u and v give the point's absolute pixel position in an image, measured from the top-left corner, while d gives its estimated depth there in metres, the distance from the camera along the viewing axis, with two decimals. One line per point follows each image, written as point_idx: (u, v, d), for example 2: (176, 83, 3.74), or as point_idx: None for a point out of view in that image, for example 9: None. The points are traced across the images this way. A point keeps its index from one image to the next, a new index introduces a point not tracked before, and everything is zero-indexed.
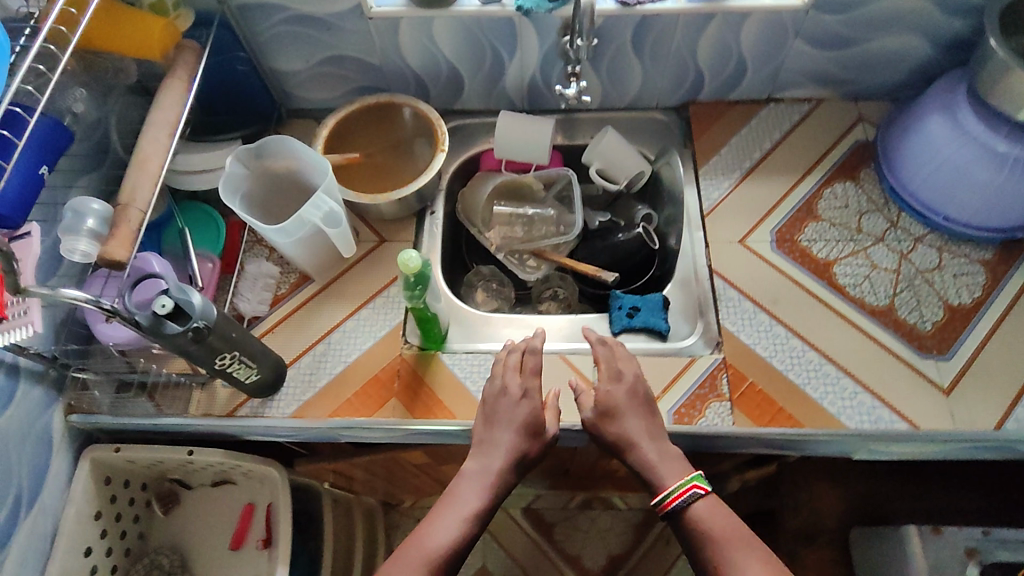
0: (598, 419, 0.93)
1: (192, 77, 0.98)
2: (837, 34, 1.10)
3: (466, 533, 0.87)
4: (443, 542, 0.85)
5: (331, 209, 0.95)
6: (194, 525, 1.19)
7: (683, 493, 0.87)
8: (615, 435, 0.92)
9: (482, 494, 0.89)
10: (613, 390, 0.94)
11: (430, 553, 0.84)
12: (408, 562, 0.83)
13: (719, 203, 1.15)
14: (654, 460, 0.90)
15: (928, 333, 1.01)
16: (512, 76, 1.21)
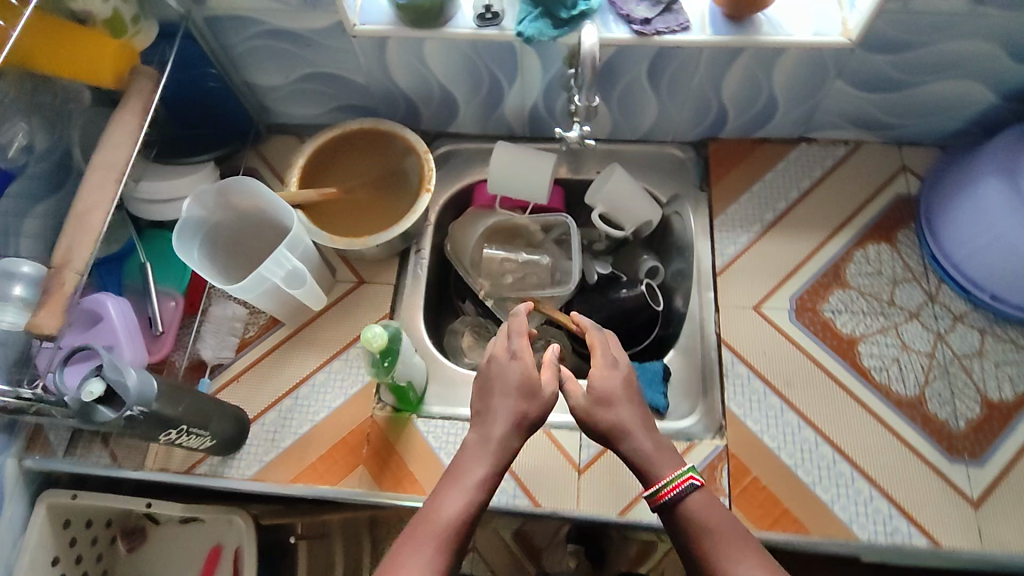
0: (592, 404, 0.80)
1: (148, 108, 0.85)
2: (888, 77, 0.95)
3: (476, 506, 0.70)
4: (452, 518, 0.67)
5: (293, 267, 0.85)
6: (160, 564, 1.11)
7: (677, 486, 0.73)
8: (607, 424, 0.79)
9: (489, 459, 0.73)
10: (610, 371, 0.84)
11: (440, 530, 0.66)
12: (419, 542, 0.65)
13: (735, 259, 1.03)
14: (650, 451, 0.77)
15: (960, 433, 0.90)
16: (512, 103, 1.08)
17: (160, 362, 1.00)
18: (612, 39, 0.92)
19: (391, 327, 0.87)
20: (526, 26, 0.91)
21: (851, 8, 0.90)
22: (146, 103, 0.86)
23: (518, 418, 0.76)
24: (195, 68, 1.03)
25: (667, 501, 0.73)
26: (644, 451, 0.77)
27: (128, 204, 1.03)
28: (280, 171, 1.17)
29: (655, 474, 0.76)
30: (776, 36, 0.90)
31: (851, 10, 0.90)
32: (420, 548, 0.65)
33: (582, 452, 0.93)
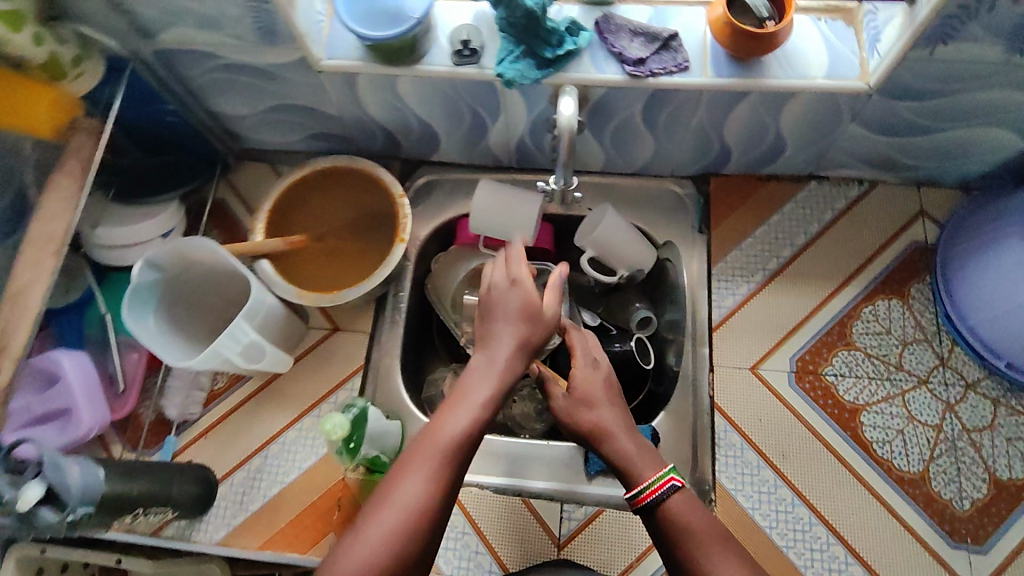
0: (573, 406, 0.77)
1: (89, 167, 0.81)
2: (910, 122, 0.86)
3: (480, 425, 0.67)
4: (456, 436, 0.65)
5: (251, 340, 0.79)
6: None
7: (660, 487, 0.70)
8: (589, 425, 0.76)
9: (494, 382, 0.69)
10: (591, 374, 0.78)
11: (443, 447, 0.64)
12: (426, 454, 0.64)
13: (733, 313, 0.96)
14: (634, 451, 0.74)
15: (964, 514, 0.84)
16: (497, 136, 0.99)
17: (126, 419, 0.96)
18: (602, 80, 0.83)
19: (357, 410, 0.85)
20: (506, 67, 0.83)
21: (871, 49, 0.79)
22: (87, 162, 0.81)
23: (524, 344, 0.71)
24: (152, 102, 0.95)
25: (649, 504, 0.70)
26: (628, 451, 0.74)
27: (87, 249, 0.96)
28: (251, 204, 1.10)
29: (639, 474, 0.72)
30: (786, 80, 0.80)
31: (871, 52, 0.80)
32: (423, 462, 0.64)
33: (563, 525, 0.90)
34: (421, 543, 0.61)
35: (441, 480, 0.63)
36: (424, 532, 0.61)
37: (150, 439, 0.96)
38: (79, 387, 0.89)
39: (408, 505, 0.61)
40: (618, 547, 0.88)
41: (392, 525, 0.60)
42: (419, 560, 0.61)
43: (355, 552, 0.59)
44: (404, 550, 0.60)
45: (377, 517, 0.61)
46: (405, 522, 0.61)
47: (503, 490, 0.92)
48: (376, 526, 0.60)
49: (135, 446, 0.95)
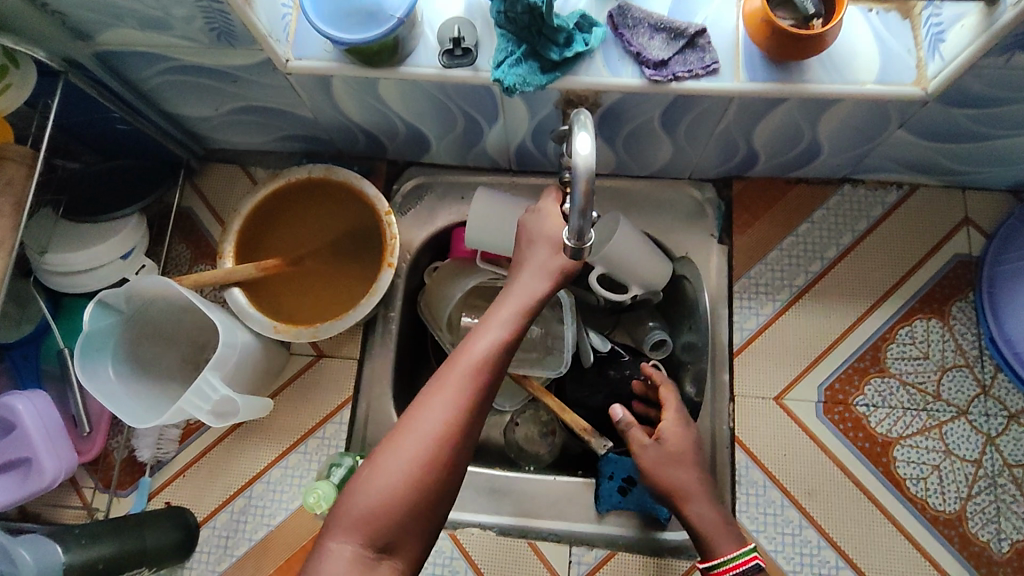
0: (662, 460, 0.74)
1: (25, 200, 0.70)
2: (966, 129, 0.76)
3: (504, 349, 0.63)
4: (476, 357, 0.61)
5: (223, 396, 0.73)
6: None
7: (743, 564, 0.68)
8: (672, 485, 0.73)
9: (513, 314, 0.65)
10: (682, 430, 0.75)
11: (461, 373, 0.60)
12: (446, 384, 0.60)
13: (756, 335, 0.88)
14: (717, 520, 0.71)
15: (1003, 557, 0.79)
16: (494, 139, 0.88)
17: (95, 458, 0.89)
18: (617, 85, 0.72)
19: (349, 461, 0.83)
20: (505, 71, 0.71)
21: (931, 51, 0.68)
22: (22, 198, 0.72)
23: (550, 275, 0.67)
24: (99, 107, 0.83)
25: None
26: (711, 518, 0.71)
27: (38, 275, 0.86)
28: (221, 212, 0.99)
29: (718, 545, 0.69)
30: (832, 86, 0.69)
31: (930, 53, 0.68)
32: (442, 391, 0.59)
33: (572, 569, 0.83)
34: (441, 476, 0.58)
35: (464, 412, 0.59)
36: (444, 465, 0.58)
37: (124, 478, 0.89)
38: (47, 415, 0.81)
39: (426, 437, 0.58)
40: None
41: (410, 458, 0.57)
42: (441, 496, 0.58)
43: (371, 486, 0.56)
44: (422, 483, 0.57)
45: (394, 448, 0.58)
46: (423, 454, 0.57)
47: (508, 531, 0.85)
48: (393, 458, 0.57)
49: (108, 486, 0.88)
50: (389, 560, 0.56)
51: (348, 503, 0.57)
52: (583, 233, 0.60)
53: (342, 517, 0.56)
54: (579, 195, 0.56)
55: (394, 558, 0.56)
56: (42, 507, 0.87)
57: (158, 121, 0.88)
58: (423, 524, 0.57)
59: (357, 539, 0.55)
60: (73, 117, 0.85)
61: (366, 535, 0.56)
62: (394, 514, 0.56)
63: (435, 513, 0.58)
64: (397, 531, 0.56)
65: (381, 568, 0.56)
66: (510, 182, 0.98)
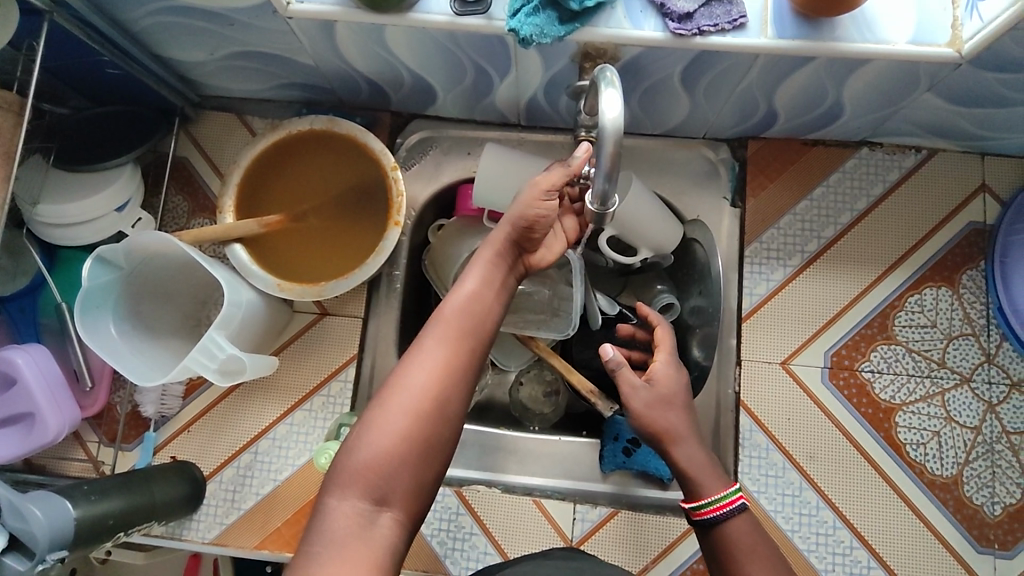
0: (651, 401, 0.69)
1: (14, 152, 0.68)
2: (994, 93, 0.73)
3: (485, 305, 0.63)
4: (455, 311, 0.62)
5: (230, 354, 0.72)
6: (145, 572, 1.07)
7: (728, 504, 0.64)
8: (660, 426, 0.68)
9: (492, 270, 0.65)
10: (672, 372, 0.71)
11: (441, 330, 0.60)
12: (430, 340, 0.60)
13: (765, 301, 0.87)
14: (705, 462, 0.67)
15: (994, 520, 0.81)
16: (505, 91, 0.85)
17: (100, 413, 0.88)
18: (639, 40, 0.68)
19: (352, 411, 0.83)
20: (521, 21, 0.67)
21: (969, 8, 0.65)
22: (11, 146, 0.69)
23: (520, 222, 0.65)
24: (84, 47, 0.78)
25: (716, 517, 0.63)
26: (698, 460, 0.67)
27: (32, 227, 0.84)
28: (219, 163, 0.95)
29: (705, 486, 0.65)
30: (864, 45, 0.66)
31: (967, 12, 0.65)
32: (426, 348, 0.59)
33: (575, 526, 0.83)
34: (435, 426, 0.57)
35: (452, 361, 0.59)
36: (437, 415, 0.57)
37: (129, 432, 0.89)
38: (48, 367, 0.80)
39: (415, 389, 0.57)
40: (638, 546, 0.82)
41: (401, 412, 0.56)
42: (436, 447, 0.57)
43: (364, 440, 0.56)
44: (417, 434, 0.56)
45: (385, 402, 0.57)
46: (414, 406, 0.57)
47: (512, 489, 0.87)
48: (385, 412, 0.56)
49: (113, 440, 0.88)
50: (388, 514, 0.54)
51: (344, 462, 0.55)
52: (607, 198, 0.59)
53: (338, 475, 0.55)
54: (606, 157, 0.55)
55: (393, 511, 0.55)
56: (47, 460, 0.87)
57: (150, 65, 0.83)
58: (420, 479, 0.56)
59: (355, 493, 0.54)
60: (58, 57, 0.80)
61: (363, 489, 0.54)
62: (389, 465, 0.55)
63: (431, 465, 0.57)
64: (394, 482, 0.55)
65: (381, 524, 0.54)
66: (518, 137, 0.95)
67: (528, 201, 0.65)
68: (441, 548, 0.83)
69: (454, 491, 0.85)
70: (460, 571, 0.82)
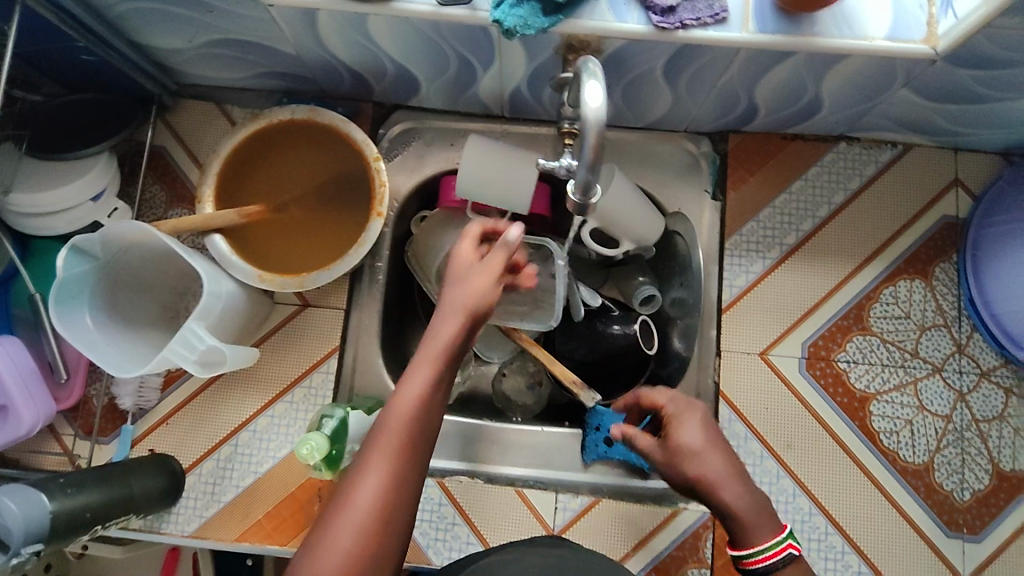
0: (671, 460, 0.62)
1: None
2: (967, 89, 0.75)
3: (433, 410, 0.55)
4: (405, 416, 0.53)
5: (210, 346, 0.70)
6: (121, 566, 1.07)
7: (777, 554, 0.57)
8: (697, 472, 0.60)
9: (436, 369, 0.55)
10: (692, 415, 0.63)
11: (394, 433, 0.52)
12: (379, 454, 0.52)
13: (744, 293, 0.89)
14: (751, 503, 0.59)
15: (963, 505, 0.83)
16: (489, 83, 0.85)
17: (76, 405, 0.87)
18: (621, 33, 0.68)
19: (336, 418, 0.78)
20: (505, 12, 0.67)
21: (944, 6, 0.66)
22: None
23: (470, 298, 0.58)
24: (57, 32, 0.76)
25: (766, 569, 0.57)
26: (744, 501, 0.59)
27: (4, 215, 0.82)
28: (197, 152, 0.94)
29: (754, 534, 0.58)
30: (841, 40, 0.67)
31: (942, 9, 0.67)
32: (375, 463, 0.51)
33: (558, 515, 0.84)
34: (391, 537, 0.51)
35: (404, 468, 0.52)
36: (392, 526, 0.51)
37: (106, 425, 0.87)
38: (21, 360, 0.79)
39: (366, 506, 0.50)
40: (618, 534, 0.84)
41: (355, 530, 0.49)
42: (391, 559, 0.51)
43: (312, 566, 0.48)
44: (371, 552, 0.49)
45: (335, 519, 0.50)
46: (368, 522, 0.50)
47: (495, 479, 0.87)
48: (336, 529, 0.49)
49: (90, 433, 0.87)
50: None
51: None
52: (589, 188, 0.59)
53: None
54: (588, 150, 0.56)
55: None
56: (21, 453, 0.86)
57: (127, 52, 0.82)
58: None
59: None
60: (30, 41, 0.78)
61: None
62: None
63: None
64: None
65: None
66: (502, 130, 0.95)
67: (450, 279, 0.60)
68: (423, 539, 0.83)
69: (436, 483, 0.85)
70: (443, 561, 0.83)
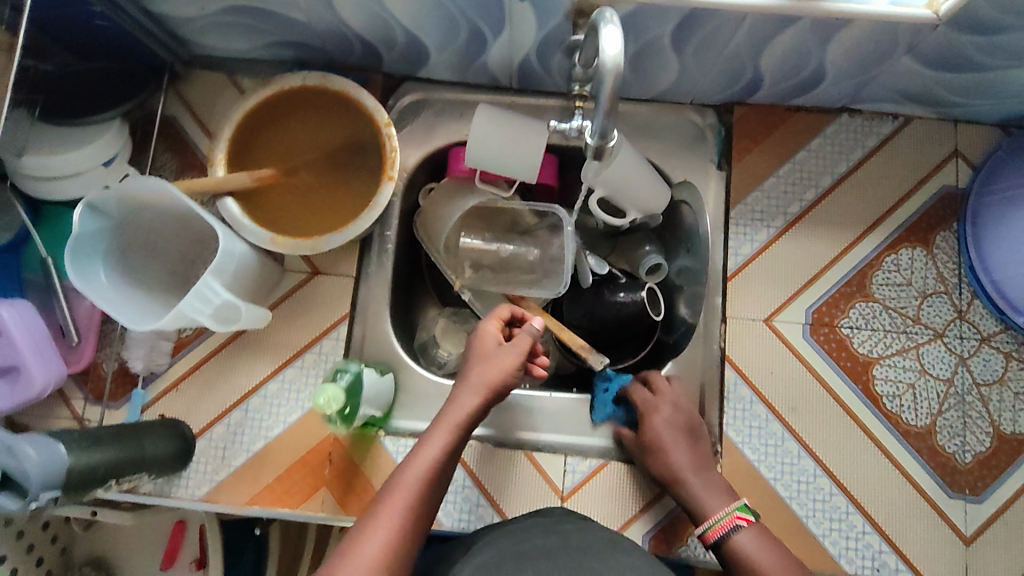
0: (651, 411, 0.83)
1: None
2: (967, 58, 0.77)
3: (448, 467, 0.70)
4: (427, 465, 0.68)
5: (225, 301, 0.71)
6: (127, 538, 1.07)
7: (724, 525, 0.74)
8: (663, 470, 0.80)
9: (452, 432, 0.71)
10: (667, 435, 0.81)
11: (417, 477, 0.67)
12: (402, 491, 0.66)
13: (749, 261, 0.90)
14: (711, 488, 0.78)
15: (965, 467, 0.85)
16: (498, 52, 0.86)
17: (86, 370, 0.87)
18: None
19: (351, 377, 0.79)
20: None
21: None
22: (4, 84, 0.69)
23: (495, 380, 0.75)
24: None
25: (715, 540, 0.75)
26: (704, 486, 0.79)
27: (16, 179, 0.82)
28: (207, 122, 0.95)
29: (709, 508, 0.77)
30: (845, 4, 0.69)
31: None
32: (398, 497, 0.66)
33: (566, 478, 0.85)
34: (402, 561, 0.63)
35: (419, 506, 0.66)
36: (402, 552, 0.63)
37: (116, 390, 0.88)
38: (31, 322, 0.79)
39: (386, 531, 0.63)
40: (626, 496, 0.85)
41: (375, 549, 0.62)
42: None
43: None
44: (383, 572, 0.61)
45: (361, 540, 0.62)
46: (387, 544, 0.62)
47: (504, 444, 0.88)
48: (361, 547, 0.62)
49: (100, 398, 0.87)
50: None
51: None
52: (606, 133, 0.61)
53: None
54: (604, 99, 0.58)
55: None
56: (31, 417, 0.86)
57: (139, 19, 0.82)
58: None
59: None
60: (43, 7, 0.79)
61: None
62: None
63: None
64: None
65: None
66: (510, 101, 0.97)
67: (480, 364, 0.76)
68: None
69: None
70: (453, 522, 0.84)
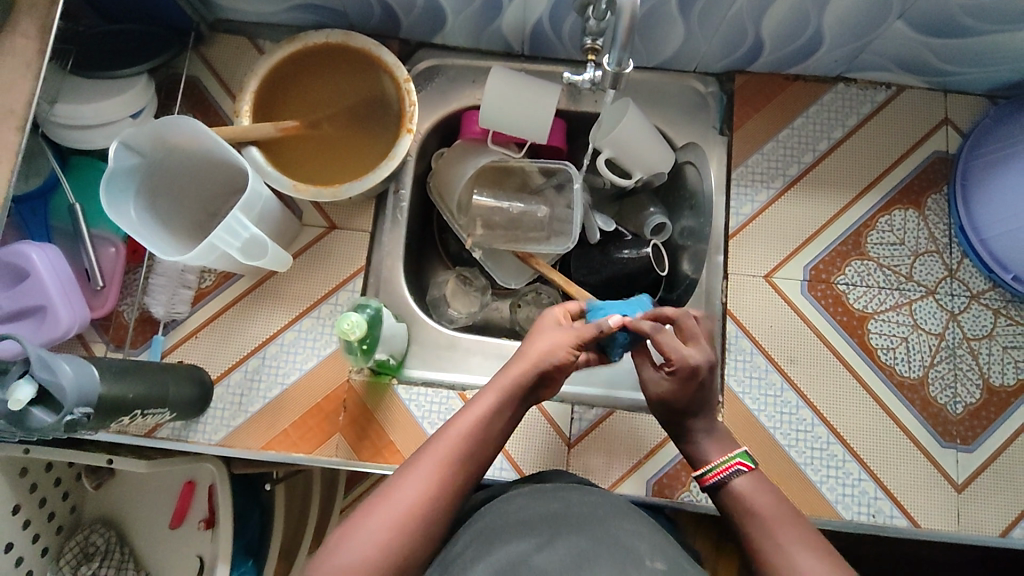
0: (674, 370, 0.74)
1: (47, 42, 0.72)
2: (956, 22, 0.81)
3: (490, 433, 0.69)
4: (467, 427, 0.68)
5: (251, 235, 0.74)
6: (135, 496, 1.04)
7: (726, 470, 0.71)
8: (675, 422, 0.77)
9: (498, 398, 0.70)
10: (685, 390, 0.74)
11: (456, 438, 0.67)
12: (437, 448, 0.66)
13: (750, 221, 0.94)
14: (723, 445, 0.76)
15: (956, 417, 0.88)
16: (512, 16, 0.90)
17: (108, 317, 0.90)
18: None
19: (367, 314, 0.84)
20: None
21: None
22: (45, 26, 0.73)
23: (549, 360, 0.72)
24: None
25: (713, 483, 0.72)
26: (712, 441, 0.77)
27: (46, 128, 0.85)
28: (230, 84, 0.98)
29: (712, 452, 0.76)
30: None
31: None
32: (433, 454, 0.66)
33: (573, 425, 0.88)
34: (431, 518, 0.63)
35: (455, 466, 0.66)
36: (433, 509, 0.63)
37: (137, 337, 0.90)
38: (59, 267, 0.82)
39: (418, 485, 0.64)
40: (631, 443, 0.88)
41: (406, 502, 0.62)
42: (426, 539, 0.63)
43: (365, 524, 0.61)
44: (410, 526, 0.62)
45: (392, 492, 0.63)
46: (417, 499, 0.63)
47: None
48: (391, 501, 0.63)
49: (122, 344, 0.89)
50: None
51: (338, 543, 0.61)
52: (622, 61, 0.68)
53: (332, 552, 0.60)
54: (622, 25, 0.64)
55: None
56: None
57: None
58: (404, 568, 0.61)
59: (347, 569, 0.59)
60: None
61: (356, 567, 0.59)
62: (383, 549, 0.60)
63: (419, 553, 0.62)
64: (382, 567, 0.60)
65: None
66: (521, 68, 1.01)
67: (536, 345, 0.73)
68: None
69: (457, 396, 0.90)
70: None
